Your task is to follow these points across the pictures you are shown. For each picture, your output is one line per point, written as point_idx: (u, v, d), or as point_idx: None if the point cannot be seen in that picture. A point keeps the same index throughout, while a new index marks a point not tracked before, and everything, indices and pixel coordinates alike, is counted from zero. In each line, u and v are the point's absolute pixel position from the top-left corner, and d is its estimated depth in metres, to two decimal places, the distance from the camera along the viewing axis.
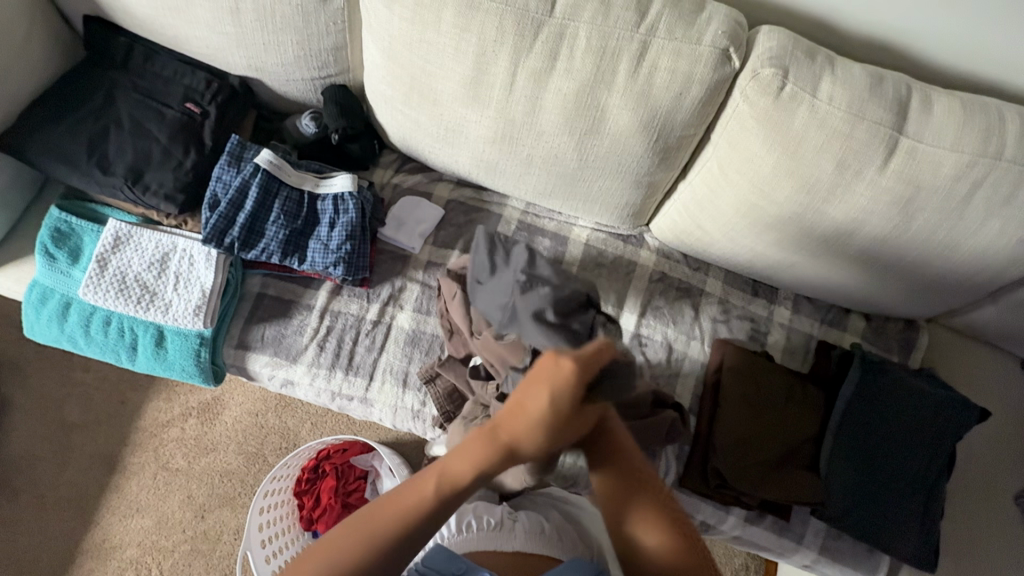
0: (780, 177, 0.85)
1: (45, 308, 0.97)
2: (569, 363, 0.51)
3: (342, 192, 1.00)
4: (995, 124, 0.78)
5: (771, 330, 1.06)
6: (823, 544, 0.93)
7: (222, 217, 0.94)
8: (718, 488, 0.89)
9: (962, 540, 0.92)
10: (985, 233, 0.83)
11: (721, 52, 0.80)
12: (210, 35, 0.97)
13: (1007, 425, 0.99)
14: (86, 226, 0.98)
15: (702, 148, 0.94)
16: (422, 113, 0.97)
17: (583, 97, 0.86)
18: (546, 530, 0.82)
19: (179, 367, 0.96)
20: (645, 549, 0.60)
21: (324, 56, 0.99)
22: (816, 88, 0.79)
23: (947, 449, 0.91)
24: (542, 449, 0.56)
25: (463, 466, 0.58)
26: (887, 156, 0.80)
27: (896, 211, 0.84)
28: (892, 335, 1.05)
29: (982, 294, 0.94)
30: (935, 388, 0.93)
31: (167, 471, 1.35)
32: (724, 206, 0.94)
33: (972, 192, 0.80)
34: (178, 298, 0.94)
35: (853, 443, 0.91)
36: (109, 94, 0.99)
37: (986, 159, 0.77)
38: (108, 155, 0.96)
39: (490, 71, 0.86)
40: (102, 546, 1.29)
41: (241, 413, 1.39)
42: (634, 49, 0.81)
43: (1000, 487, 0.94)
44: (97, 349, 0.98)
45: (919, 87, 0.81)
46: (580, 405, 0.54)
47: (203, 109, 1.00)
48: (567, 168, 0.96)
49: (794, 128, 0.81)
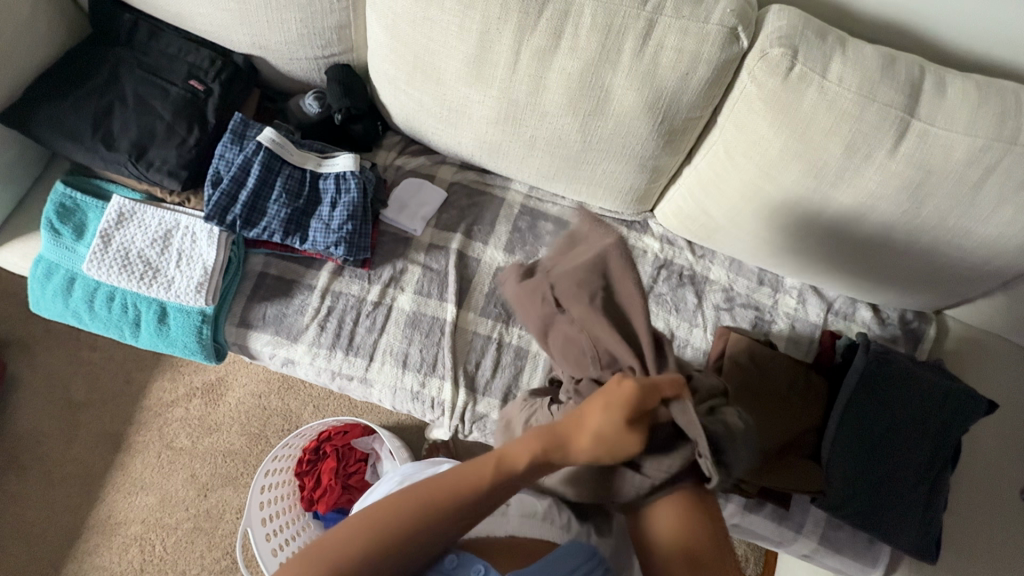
0: (787, 159, 0.84)
1: (51, 283, 0.98)
2: (628, 384, 0.59)
3: (344, 172, 1.00)
4: (1010, 108, 0.76)
5: (775, 319, 1.05)
6: (823, 534, 0.93)
7: (225, 194, 0.94)
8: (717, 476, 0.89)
9: (966, 533, 0.90)
10: (998, 220, 0.81)
11: (729, 31, 0.78)
12: (213, 12, 0.97)
13: (1016, 417, 0.97)
14: (91, 202, 0.99)
15: (709, 131, 0.93)
16: (426, 94, 0.96)
17: (586, 77, 0.84)
18: (541, 511, 0.70)
19: (182, 344, 0.97)
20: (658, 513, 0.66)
21: (328, 34, 0.99)
22: (826, 69, 0.78)
23: (953, 440, 0.89)
24: (579, 426, 0.60)
25: (519, 454, 0.59)
26: (897, 140, 0.78)
27: (906, 195, 0.82)
28: (897, 325, 1.04)
29: (993, 284, 0.93)
30: (942, 379, 0.92)
31: (171, 450, 1.36)
32: (730, 191, 0.92)
33: (985, 177, 0.78)
34: (180, 275, 0.95)
35: (856, 434, 0.89)
36: (115, 70, 0.99)
37: (1000, 143, 0.75)
38: (113, 131, 0.96)
39: (494, 50, 0.85)
40: (107, 522, 1.31)
41: (245, 394, 1.40)
42: (641, 27, 0.79)
43: (1005, 480, 0.93)
44: (101, 325, 0.99)
45: (932, 70, 0.79)
46: (620, 410, 0.58)
47: (206, 87, 1.00)
48: (571, 150, 0.95)
49: (803, 110, 0.80)
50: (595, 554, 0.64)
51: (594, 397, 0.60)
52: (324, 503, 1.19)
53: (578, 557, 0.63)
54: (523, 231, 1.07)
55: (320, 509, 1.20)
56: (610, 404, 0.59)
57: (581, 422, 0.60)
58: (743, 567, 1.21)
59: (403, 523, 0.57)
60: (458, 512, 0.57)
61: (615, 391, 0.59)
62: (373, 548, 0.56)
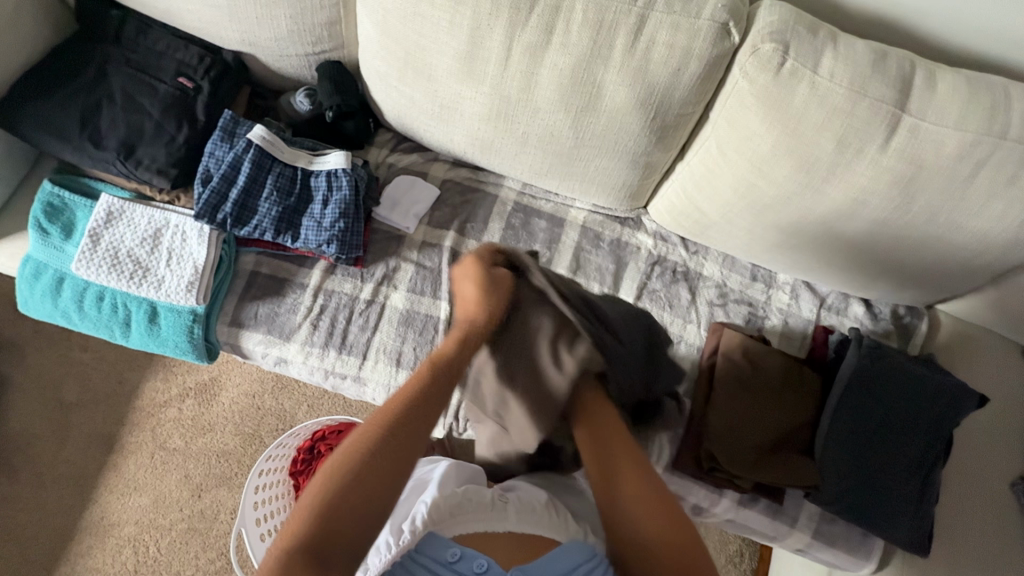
0: (779, 155, 0.84)
1: (39, 282, 0.97)
2: (477, 251, 0.73)
3: (336, 169, 0.99)
4: (1000, 103, 0.76)
5: (769, 315, 1.05)
6: (817, 528, 0.93)
7: (215, 192, 0.94)
8: (711, 471, 0.90)
9: (958, 526, 0.91)
10: (988, 214, 0.81)
11: (720, 26, 0.78)
12: (201, 9, 0.96)
13: (1007, 410, 0.97)
14: (79, 201, 0.98)
15: (701, 127, 0.93)
16: (417, 90, 0.96)
17: (578, 73, 0.84)
18: (540, 509, 0.72)
19: (173, 343, 0.96)
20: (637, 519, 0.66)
21: (318, 30, 0.98)
22: (817, 65, 0.78)
23: (945, 434, 0.89)
24: (472, 304, 0.71)
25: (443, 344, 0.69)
26: (888, 135, 0.78)
27: (898, 190, 0.82)
28: (889, 320, 1.05)
29: (984, 278, 0.93)
30: (935, 374, 0.92)
31: (165, 450, 1.35)
32: (722, 187, 0.92)
33: (975, 171, 0.78)
34: (170, 274, 0.94)
35: (848, 428, 0.89)
36: (102, 67, 0.98)
37: (990, 138, 0.76)
38: (101, 129, 0.95)
39: (485, 46, 0.85)
40: (100, 523, 1.30)
41: (238, 394, 1.39)
42: (632, 23, 0.79)
43: (997, 473, 0.93)
44: (91, 325, 0.98)
45: (923, 65, 0.79)
46: (488, 275, 0.71)
47: (195, 84, 0.99)
48: (563, 147, 0.95)
49: (794, 106, 0.80)
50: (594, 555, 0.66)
51: (461, 283, 0.72)
52: None
53: (578, 556, 0.66)
54: (516, 229, 1.07)
55: None
56: (483, 281, 0.70)
57: (472, 309, 0.71)
58: (739, 562, 1.22)
59: (345, 465, 0.59)
60: (407, 414, 0.64)
61: (467, 266, 0.72)
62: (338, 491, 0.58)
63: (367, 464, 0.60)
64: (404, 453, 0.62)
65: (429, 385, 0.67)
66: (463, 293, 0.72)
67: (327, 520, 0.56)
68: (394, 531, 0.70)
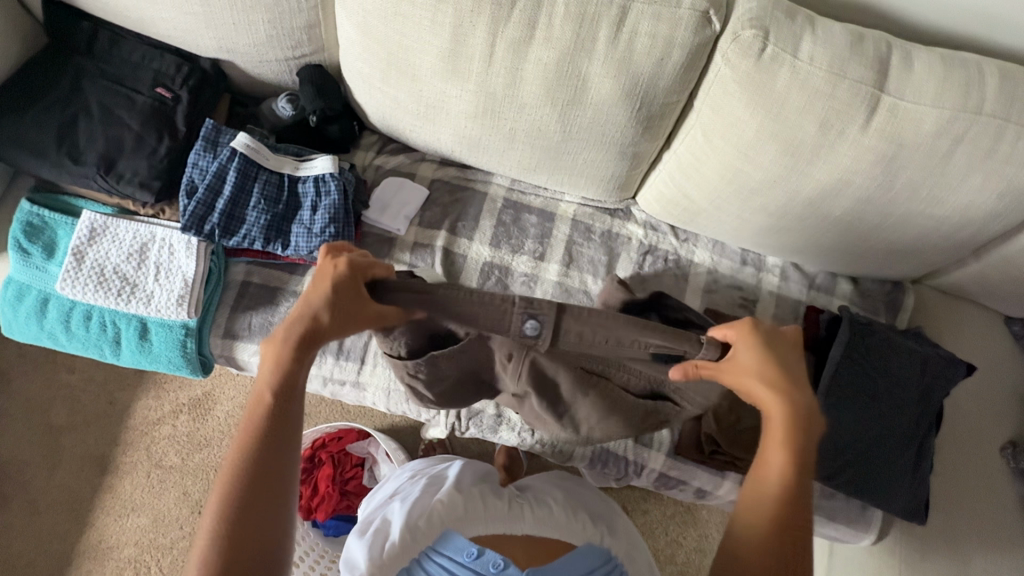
0: (764, 140, 0.85)
1: (23, 304, 0.95)
2: (344, 262, 0.63)
3: (323, 174, 0.98)
4: (974, 79, 0.78)
5: (760, 297, 1.06)
6: (817, 504, 0.95)
7: (201, 203, 0.93)
8: (712, 453, 0.97)
9: (951, 493, 0.93)
10: (968, 187, 0.83)
11: (701, 14, 0.79)
12: (176, 16, 0.94)
13: (993, 378, 1.00)
14: (60, 219, 0.96)
15: (686, 115, 0.93)
16: (401, 90, 0.95)
17: (563, 67, 0.84)
18: (556, 512, 0.80)
19: (166, 359, 0.96)
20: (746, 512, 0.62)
21: (297, 34, 0.97)
22: (797, 49, 0.79)
23: (935, 404, 0.92)
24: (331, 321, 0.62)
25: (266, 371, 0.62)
26: (869, 114, 0.80)
27: (880, 168, 0.83)
28: (878, 297, 1.06)
29: (965, 251, 0.95)
30: (921, 345, 0.95)
31: (161, 469, 1.33)
32: (710, 173, 0.93)
33: (954, 147, 0.80)
34: (160, 289, 0.93)
35: (847, 409, 0.90)
36: (76, 80, 0.96)
37: (966, 114, 0.78)
38: (79, 144, 0.93)
39: (468, 43, 0.85)
40: (99, 547, 1.27)
41: (233, 407, 1.36)
42: (614, 15, 0.80)
43: (987, 438, 0.96)
44: (80, 345, 0.97)
45: (899, 45, 0.81)
46: (351, 294, 0.62)
47: (174, 94, 0.97)
48: (551, 141, 0.95)
49: (777, 89, 0.81)
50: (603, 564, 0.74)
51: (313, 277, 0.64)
52: (324, 509, 1.18)
53: (593, 561, 0.74)
54: (508, 225, 1.07)
55: (319, 517, 1.18)
56: (343, 302, 0.62)
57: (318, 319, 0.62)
58: None
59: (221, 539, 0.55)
60: (248, 451, 0.58)
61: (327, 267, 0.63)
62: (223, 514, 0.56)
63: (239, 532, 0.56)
64: (276, 499, 0.58)
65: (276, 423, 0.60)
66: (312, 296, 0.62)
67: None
68: (411, 525, 0.74)
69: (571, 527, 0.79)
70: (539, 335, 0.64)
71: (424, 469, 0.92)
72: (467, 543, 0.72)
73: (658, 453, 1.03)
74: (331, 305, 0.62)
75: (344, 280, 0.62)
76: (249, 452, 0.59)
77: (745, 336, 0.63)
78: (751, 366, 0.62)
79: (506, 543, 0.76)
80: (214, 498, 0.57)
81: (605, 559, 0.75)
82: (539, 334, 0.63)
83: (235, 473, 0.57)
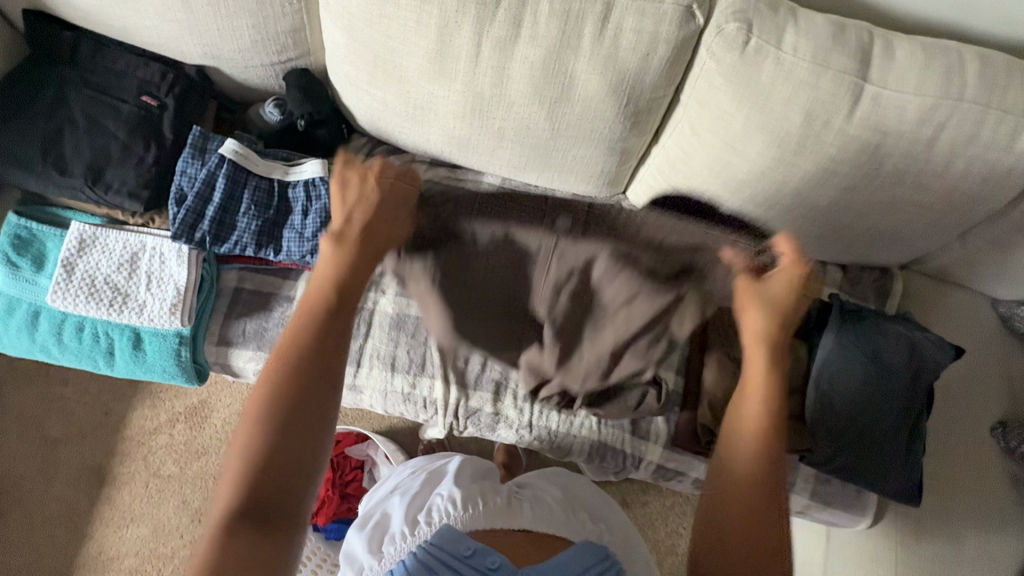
0: (751, 132, 0.85)
1: (14, 318, 0.95)
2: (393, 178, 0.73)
3: (313, 178, 0.97)
4: (955, 68, 0.79)
5: None
6: (813, 489, 0.97)
7: (191, 211, 0.92)
8: (708, 444, 0.99)
9: (944, 474, 0.95)
10: (953, 172, 0.84)
11: (685, 8, 0.80)
12: (160, 24, 0.93)
13: (980, 360, 1.02)
14: (48, 231, 0.95)
15: (673, 109, 0.93)
16: (389, 92, 0.95)
17: (549, 64, 0.85)
18: (554, 509, 0.82)
19: (161, 368, 0.96)
20: (736, 457, 0.73)
21: (282, 38, 0.96)
22: (781, 40, 0.80)
23: (925, 388, 0.93)
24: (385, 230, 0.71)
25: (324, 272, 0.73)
26: (853, 104, 0.80)
27: (865, 158, 0.84)
28: (867, 283, 1.08)
29: (951, 236, 0.96)
30: (911, 330, 0.95)
31: (159, 478, 1.32)
32: (699, 167, 0.93)
33: (937, 134, 0.81)
34: (152, 298, 0.93)
35: (838, 395, 0.92)
36: (59, 91, 0.95)
37: (948, 101, 0.79)
38: (65, 155, 0.93)
39: (454, 43, 0.85)
40: (99, 558, 1.27)
41: (230, 414, 1.36)
42: (598, 11, 0.80)
43: (976, 420, 0.98)
44: (73, 357, 0.97)
45: (881, 34, 0.82)
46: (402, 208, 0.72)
47: (160, 102, 0.97)
48: (539, 138, 0.95)
49: (762, 82, 0.81)
50: (600, 559, 0.74)
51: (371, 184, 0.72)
52: (324, 513, 1.18)
53: (590, 559, 0.73)
54: None
55: (320, 521, 1.19)
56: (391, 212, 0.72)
57: (372, 225, 0.72)
58: None
59: (266, 428, 0.64)
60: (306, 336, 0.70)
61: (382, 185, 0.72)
62: (281, 380, 0.66)
63: (292, 406, 0.65)
64: (321, 391, 0.68)
65: (297, 379, 0.67)
66: (366, 209, 0.72)
67: (277, 436, 0.63)
68: (411, 520, 0.77)
69: (568, 524, 0.80)
70: (568, 230, 0.70)
71: (425, 465, 0.94)
72: (467, 538, 0.71)
73: (655, 446, 1.05)
74: (386, 215, 0.72)
75: (396, 191, 0.72)
76: (297, 354, 0.69)
77: (794, 268, 0.71)
78: (770, 297, 0.72)
79: (505, 539, 0.74)
80: (276, 367, 0.68)
81: (604, 556, 0.75)
82: (568, 229, 0.70)
83: (295, 350, 0.69)
